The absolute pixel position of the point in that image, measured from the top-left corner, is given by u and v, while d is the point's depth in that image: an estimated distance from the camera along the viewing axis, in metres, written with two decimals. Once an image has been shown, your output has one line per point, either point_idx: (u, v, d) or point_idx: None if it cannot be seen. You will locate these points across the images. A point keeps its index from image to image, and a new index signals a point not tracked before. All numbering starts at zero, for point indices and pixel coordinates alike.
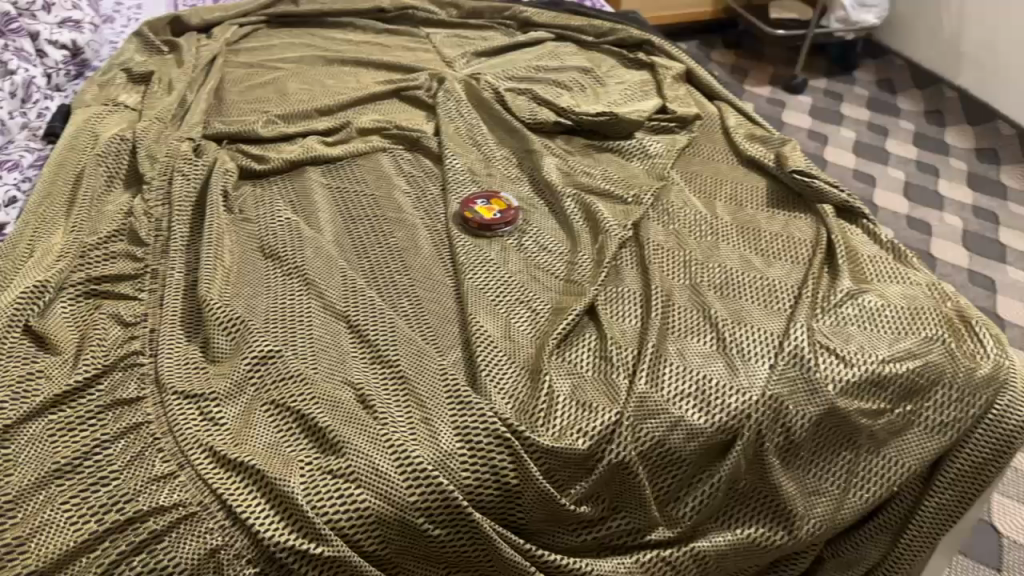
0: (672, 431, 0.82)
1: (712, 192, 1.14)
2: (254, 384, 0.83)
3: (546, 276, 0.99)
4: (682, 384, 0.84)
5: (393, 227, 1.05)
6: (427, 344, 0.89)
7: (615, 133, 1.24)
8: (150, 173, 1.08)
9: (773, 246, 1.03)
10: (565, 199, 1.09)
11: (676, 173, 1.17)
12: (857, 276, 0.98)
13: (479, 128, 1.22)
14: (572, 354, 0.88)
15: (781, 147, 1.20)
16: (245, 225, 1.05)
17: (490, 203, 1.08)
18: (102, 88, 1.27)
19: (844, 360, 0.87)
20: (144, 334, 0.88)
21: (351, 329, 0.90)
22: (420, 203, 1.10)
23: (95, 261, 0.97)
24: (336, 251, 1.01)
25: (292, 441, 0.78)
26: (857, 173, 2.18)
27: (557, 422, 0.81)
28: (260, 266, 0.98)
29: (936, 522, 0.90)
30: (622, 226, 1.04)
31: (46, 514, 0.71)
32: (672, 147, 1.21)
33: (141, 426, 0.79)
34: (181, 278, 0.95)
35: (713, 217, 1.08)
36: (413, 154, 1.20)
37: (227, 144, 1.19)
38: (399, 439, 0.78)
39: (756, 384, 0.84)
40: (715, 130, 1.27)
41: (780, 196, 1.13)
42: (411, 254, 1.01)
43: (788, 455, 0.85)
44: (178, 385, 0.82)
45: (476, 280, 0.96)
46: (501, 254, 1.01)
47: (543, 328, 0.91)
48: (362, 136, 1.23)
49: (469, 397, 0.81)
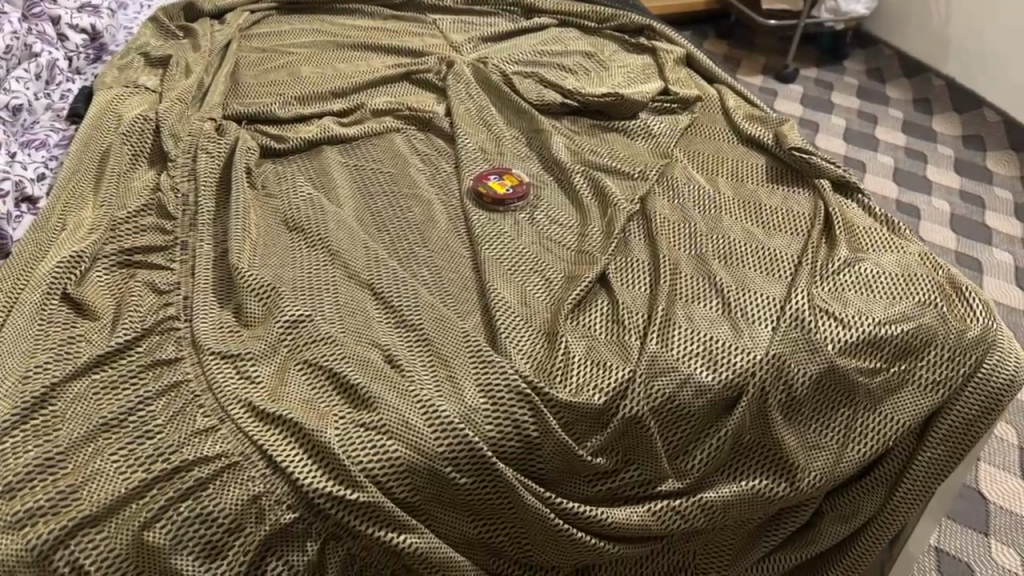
0: (682, 387, 0.87)
1: (714, 169, 1.19)
2: (287, 345, 0.87)
3: (558, 247, 1.04)
4: (690, 345, 0.89)
5: (410, 203, 1.10)
6: (448, 310, 0.93)
7: (620, 114, 1.28)
8: (174, 151, 1.13)
9: (774, 219, 1.09)
10: (575, 174, 1.14)
11: (680, 151, 1.22)
12: (853, 246, 1.04)
13: (489, 110, 1.27)
14: (587, 318, 0.93)
15: (780, 127, 1.25)
16: (269, 201, 1.09)
17: (503, 178, 1.12)
18: (121, 71, 1.31)
19: (842, 323, 0.92)
20: (178, 301, 0.93)
21: (375, 296, 0.95)
22: (435, 180, 1.15)
23: (127, 233, 1.01)
24: (357, 224, 1.05)
25: (325, 396, 0.83)
26: (848, 158, 2.24)
27: (574, 379, 0.86)
28: (286, 239, 1.03)
29: (928, 476, 0.95)
30: (629, 201, 1.09)
31: (96, 464, 0.76)
32: (676, 127, 1.26)
33: (182, 384, 0.83)
34: (210, 249, 0.99)
35: (716, 193, 1.13)
36: (426, 134, 1.24)
37: (245, 124, 1.23)
38: (427, 395, 0.82)
39: (760, 345, 0.90)
40: (716, 111, 1.32)
41: (779, 172, 1.18)
42: (429, 228, 1.06)
43: (790, 411, 0.91)
44: (215, 346, 0.86)
45: (492, 250, 1.01)
46: (515, 228, 1.06)
47: (558, 295, 0.96)
48: (376, 117, 1.27)
49: (491, 356, 0.86)
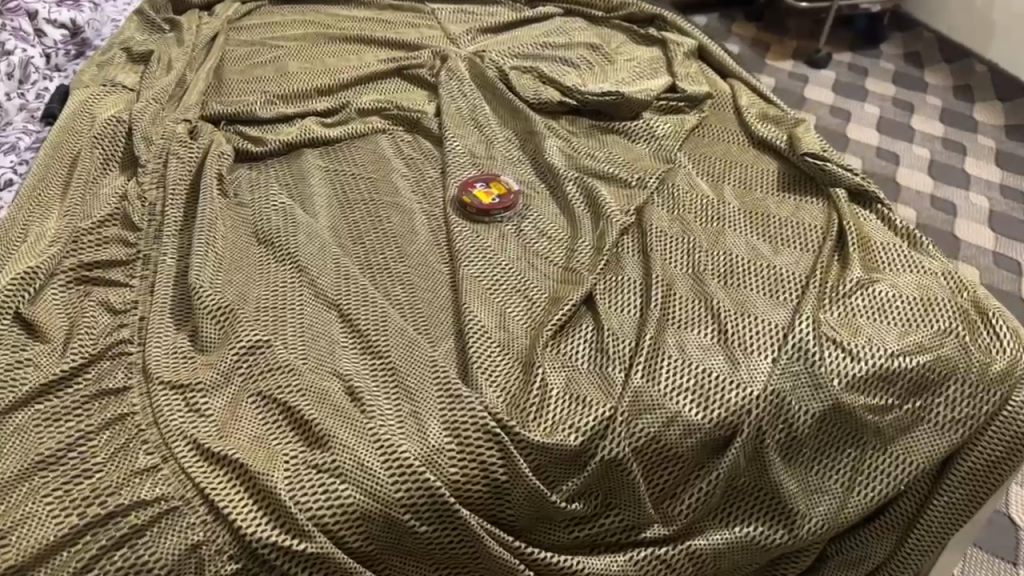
0: (668, 427, 0.79)
1: (720, 175, 1.10)
2: (242, 374, 0.81)
3: (544, 263, 0.96)
4: (680, 378, 0.81)
5: (389, 212, 1.03)
6: (419, 335, 0.87)
7: (622, 114, 1.20)
8: (145, 155, 1.07)
9: (783, 233, 1.00)
10: (568, 182, 1.06)
11: (684, 155, 1.13)
12: (868, 265, 0.95)
13: (481, 110, 1.19)
14: (568, 345, 0.85)
15: (795, 129, 1.15)
16: (241, 210, 1.03)
17: (490, 186, 1.05)
18: (101, 68, 1.25)
19: (851, 355, 0.84)
20: (133, 323, 0.87)
21: (342, 318, 0.88)
22: (418, 187, 1.08)
23: (88, 246, 0.95)
24: (331, 237, 0.99)
25: (277, 433, 0.77)
26: (880, 150, 2.12)
27: (549, 416, 0.78)
28: (253, 253, 0.96)
29: (945, 521, 0.87)
30: (624, 212, 1.01)
31: (28, 507, 0.70)
32: (682, 128, 1.17)
33: (127, 416, 0.78)
34: (172, 265, 0.93)
35: (721, 203, 1.04)
36: (414, 136, 1.17)
37: (224, 125, 1.17)
38: (386, 434, 0.76)
39: (757, 379, 0.82)
40: (727, 109, 1.22)
41: (791, 179, 1.08)
42: (407, 241, 0.99)
43: (790, 452, 0.83)
44: (166, 375, 0.80)
45: (472, 268, 0.94)
46: (499, 242, 0.99)
47: (540, 318, 0.89)
48: (362, 116, 1.20)
49: (459, 390, 0.79)
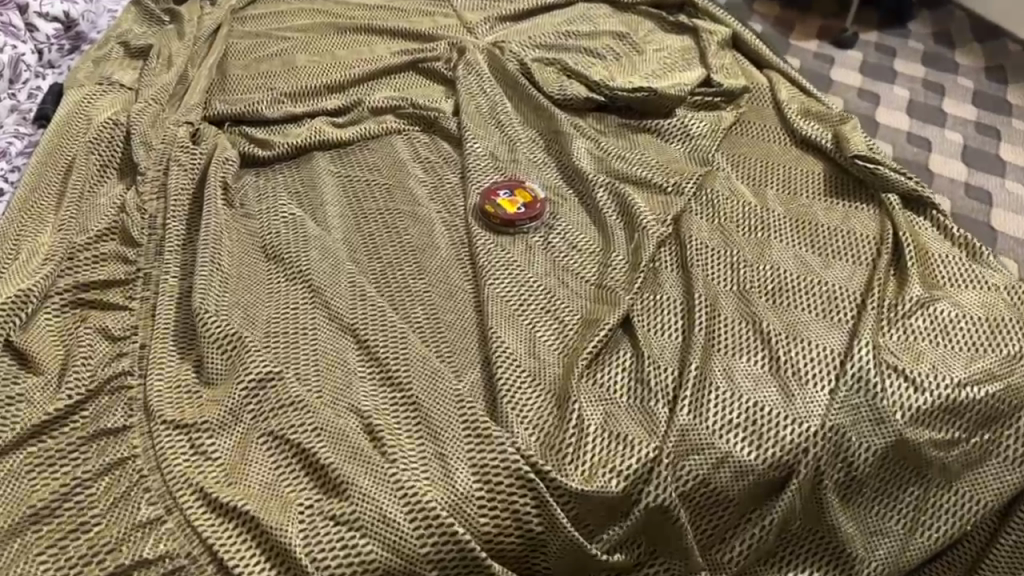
0: (718, 468, 0.72)
1: (761, 178, 1.02)
2: (251, 411, 0.75)
3: (576, 279, 0.89)
4: (729, 413, 0.74)
5: (406, 222, 0.96)
6: (442, 364, 0.80)
7: (653, 110, 1.11)
8: (144, 162, 1.00)
9: (833, 244, 0.92)
10: (599, 188, 0.98)
11: (722, 156, 1.05)
12: (926, 281, 0.88)
13: (503, 109, 1.12)
14: (605, 374, 0.78)
15: (840, 126, 1.07)
16: (247, 222, 0.95)
17: (514, 194, 0.97)
18: (97, 65, 1.18)
19: (915, 386, 0.77)
20: (133, 351, 0.80)
21: (358, 345, 0.81)
22: (437, 194, 1.00)
23: (84, 265, 0.89)
24: (345, 252, 0.91)
25: (290, 479, 0.70)
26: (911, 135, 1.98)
27: (587, 458, 0.71)
28: (262, 271, 0.89)
29: (1013, 562, 0.79)
30: (660, 221, 0.93)
31: (19, 568, 0.65)
32: (719, 125, 1.09)
33: (127, 461, 0.71)
34: (175, 286, 0.87)
35: (765, 210, 0.96)
36: (431, 137, 1.10)
37: (228, 128, 1.10)
38: (410, 480, 0.69)
39: (815, 414, 0.75)
40: (765, 104, 1.14)
41: (839, 183, 1.00)
42: (427, 255, 0.92)
43: (849, 492, 0.76)
44: (169, 413, 0.74)
45: (497, 286, 0.87)
46: (525, 256, 0.91)
47: (572, 343, 0.81)
48: (376, 116, 1.12)
49: (488, 429, 0.72)
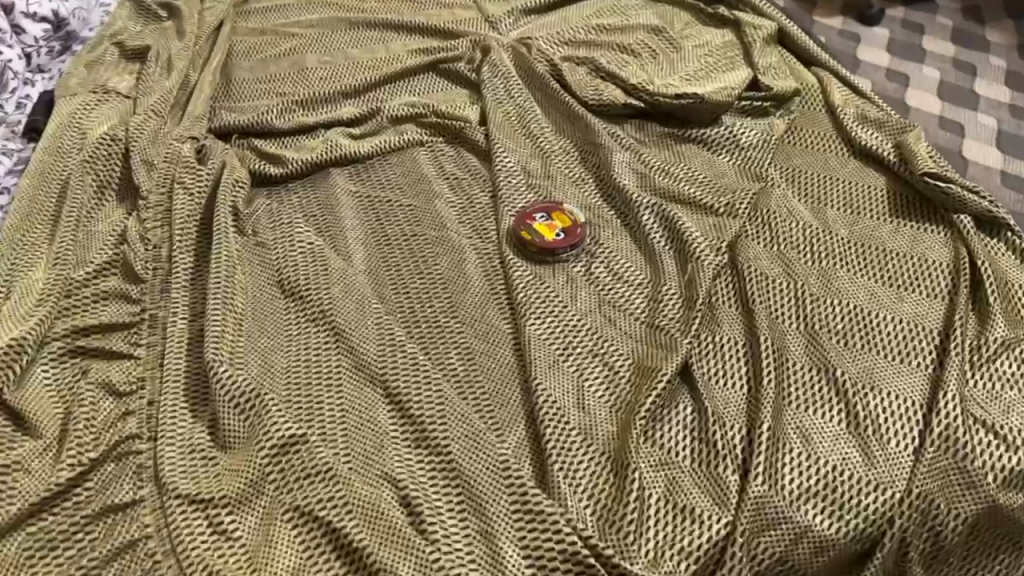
0: (796, 544, 0.65)
1: (820, 196, 0.93)
2: (274, 481, 0.67)
3: (625, 317, 0.81)
4: (806, 480, 0.67)
5: (435, 251, 0.88)
6: (484, 420, 0.72)
7: (697, 119, 1.02)
8: (146, 185, 0.91)
9: (904, 273, 0.84)
10: (644, 210, 0.90)
11: (775, 171, 0.96)
12: (1011, 318, 0.80)
13: (534, 116, 1.03)
14: (664, 435, 0.70)
15: (902, 136, 0.98)
16: (259, 251, 0.87)
17: (552, 218, 0.88)
18: (90, 69, 1.09)
19: (1007, 444, 0.69)
20: (141, 410, 0.73)
21: (388, 399, 0.73)
22: (466, 217, 0.92)
23: (84, 306, 0.81)
24: (370, 288, 0.83)
25: (320, 564, 0.63)
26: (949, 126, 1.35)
27: (651, 538, 0.64)
28: (278, 310, 0.81)
29: None
30: (714, 248, 0.85)
31: None
32: (770, 135, 1.00)
33: (137, 544, 0.65)
34: (184, 330, 0.78)
35: (826, 234, 0.88)
36: (456, 148, 1.01)
37: (235, 141, 1.01)
38: (453, 567, 0.62)
39: (899, 479, 0.68)
40: (817, 109, 1.05)
41: (905, 202, 0.92)
42: (459, 290, 0.83)
43: (935, 562, 0.68)
44: (183, 486, 0.66)
45: (539, 327, 0.79)
46: (568, 289, 0.83)
47: (625, 396, 0.73)
48: (395, 125, 1.04)
49: (540, 504, 0.65)
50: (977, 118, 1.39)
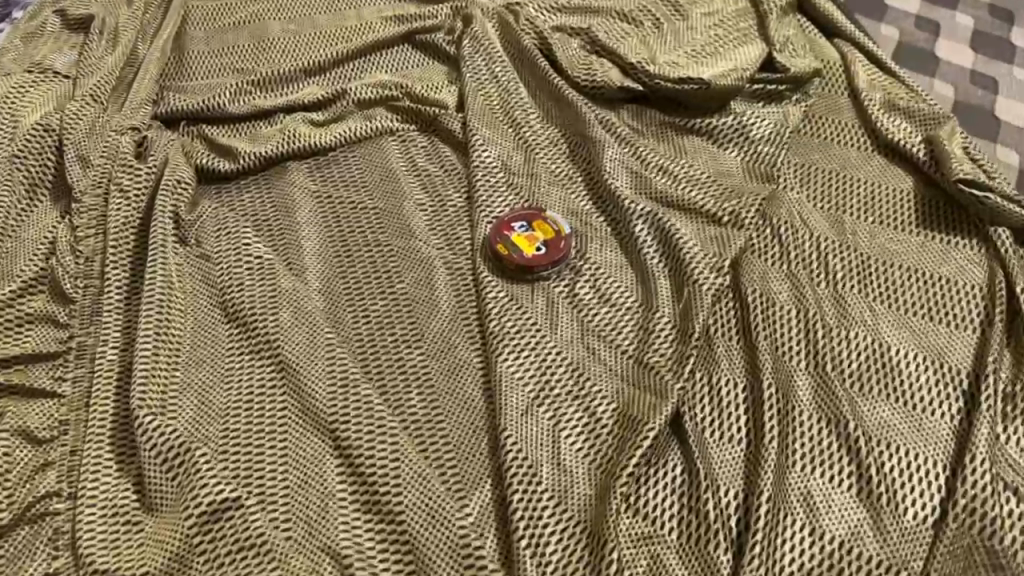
0: None
1: (837, 201, 0.83)
2: (203, 555, 0.59)
3: (610, 350, 0.71)
4: (807, 561, 0.59)
5: (400, 264, 0.78)
6: (444, 480, 0.63)
7: (703, 106, 0.91)
8: (80, 186, 0.81)
9: (931, 299, 0.74)
10: (637, 219, 0.79)
11: (788, 170, 0.85)
12: None
13: (519, 102, 0.91)
14: (648, 501, 0.62)
15: (933, 130, 0.87)
16: (202, 264, 0.77)
17: (532, 228, 0.78)
18: (28, 41, 0.97)
19: None
20: (61, 460, 0.65)
21: (337, 452, 0.65)
22: (438, 223, 0.82)
23: (6, 332, 0.73)
24: (323, 312, 0.74)
25: None
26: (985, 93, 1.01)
27: None
28: (219, 338, 0.72)
29: None
30: (715, 267, 0.75)
31: None
32: (785, 125, 0.88)
33: None
34: (112, 364, 0.69)
35: (843, 249, 0.78)
36: (430, 139, 0.91)
37: (184, 129, 0.91)
38: None
39: (914, 560, 0.59)
40: (839, 94, 0.93)
41: (934, 209, 0.81)
42: (425, 314, 0.74)
43: None
44: (103, 560, 0.59)
45: (512, 364, 0.69)
46: (547, 314, 0.74)
47: (606, 451, 0.65)
48: (362, 110, 0.93)
49: None
50: (1012, 73, 1.03)
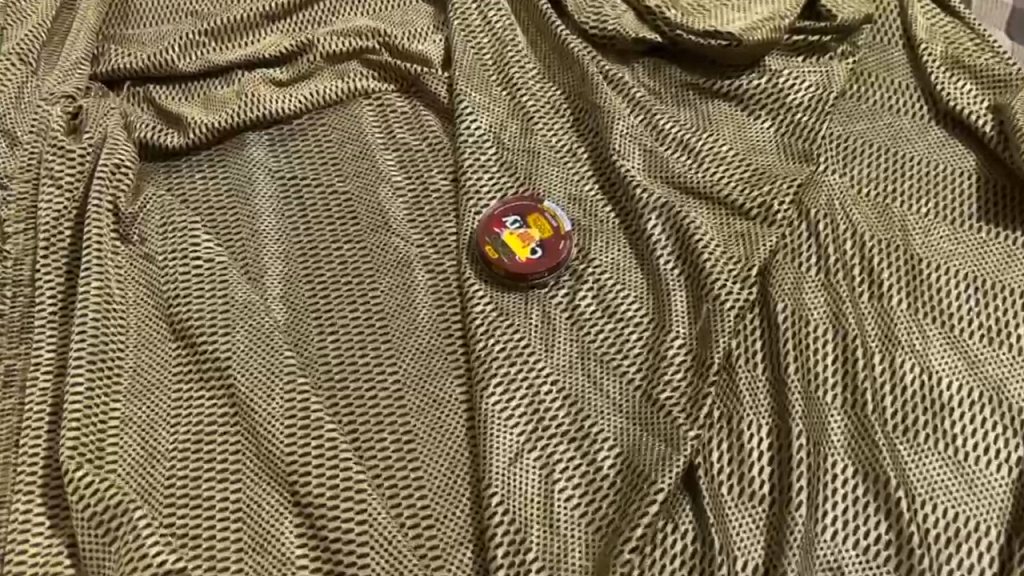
0: None
1: (886, 186, 0.71)
2: None
3: (614, 378, 0.61)
4: None
5: (373, 267, 0.67)
6: (419, 546, 0.56)
7: (735, 63, 0.77)
8: (6, 170, 0.71)
9: (992, 317, 0.64)
10: (649, 212, 0.68)
11: (829, 145, 0.73)
12: None
13: (515, 57, 0.78)
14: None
15: (1004, 96, 0.74)
16: (146, 267, 0.67)
17: (526, 224, 0.67)
18: None
19: None
20: None
21: (297, 510, 0.56)
22: (419, 213, 0.71)
23: None
24: (284, 330, 0.64)
25: None
26: None
27: None
28: (166, 360, 0.63)
29: None
30: (739, 277, 0.63)
31: None
32: (828, 89, 0.75)
33: None
34: (44, 396, 0.61)
35: (891, 250, 0.66)
36: (411, 101, 0.78)
37: (130, 90, 0.79)
38: None
39: None
40: (893, 45, 0.79)
41: (999, 199, 0.70)
42: (401, 331, 0.64)
43: None
44: None
45: (499, 399, 0.60)
46: (542, 332, 0.64)
47: (605, 510, 0.56)
48: (332, 65, 0.80)
49: None
50: None
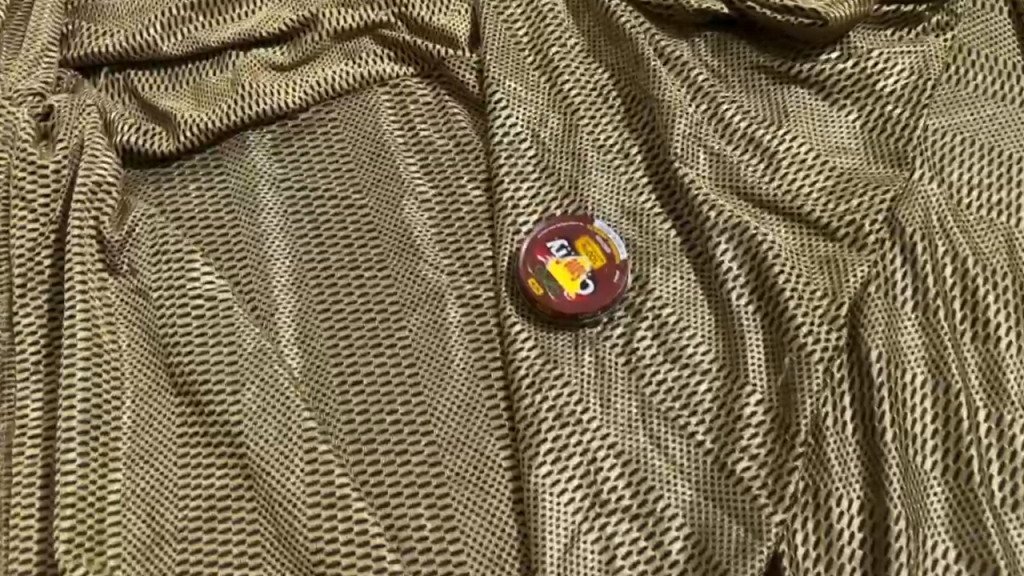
0: None
1: (991, 193, 0.60)
2: None
3: (678, 440, 0.54)
4: None
5: (398, 302, 0.59)
6: None
7: (816, 41, 0.65)
8: None
9: None
10: (717, 233, 0.58)
11: (925, 144, 0.61)
12: None
13: (555, 33, 0.67)
14: None
15: None
16: (139, 303, 0.58)
17: (575, 251, 0.58)
18: None
19: None
20: None
21: None
22: (449, 231, 0.61)
23: None
24: (299, 382, 0.56)
25: None
26: None
27: None
28: (168, 418, 0.55)
29: None
30: (825, 319, 0.55)
31: None
32: (925, 73, 0.63)
33: None
34: (32, 466, 0.54)
35: (999, 278, 0.56)
36: (434, 87, 0.67)
37: (109, 78, 0.68)
38: None
39: None
40: (996, 12, 0.67)
41: None
42: (434, 381, 0.56)
43: None
44: None
45: (549, 470, 0.53)
46: (596, 382, 0.56)
47: None
48: (340, 42, 0.68)
49: None
50: None
